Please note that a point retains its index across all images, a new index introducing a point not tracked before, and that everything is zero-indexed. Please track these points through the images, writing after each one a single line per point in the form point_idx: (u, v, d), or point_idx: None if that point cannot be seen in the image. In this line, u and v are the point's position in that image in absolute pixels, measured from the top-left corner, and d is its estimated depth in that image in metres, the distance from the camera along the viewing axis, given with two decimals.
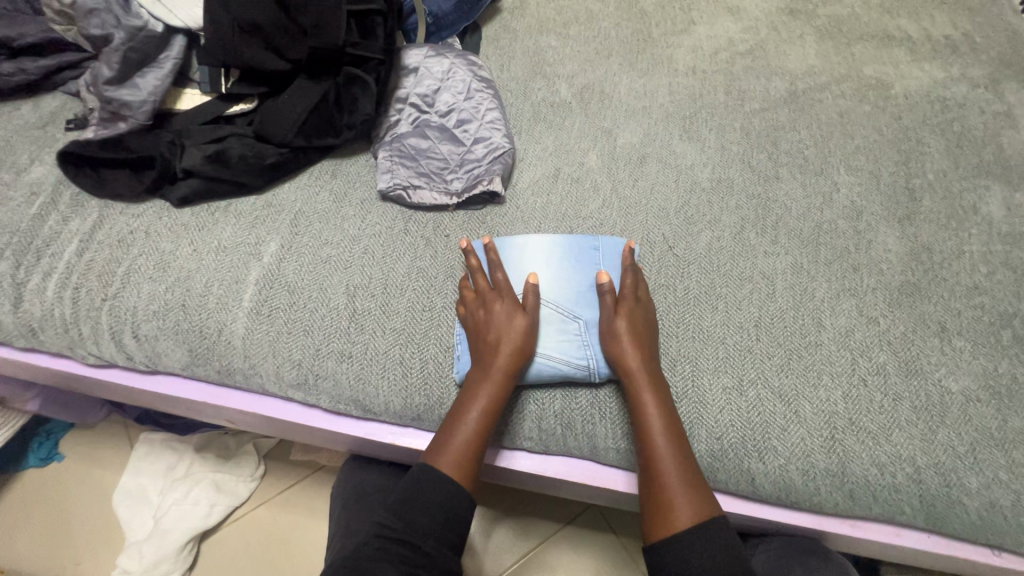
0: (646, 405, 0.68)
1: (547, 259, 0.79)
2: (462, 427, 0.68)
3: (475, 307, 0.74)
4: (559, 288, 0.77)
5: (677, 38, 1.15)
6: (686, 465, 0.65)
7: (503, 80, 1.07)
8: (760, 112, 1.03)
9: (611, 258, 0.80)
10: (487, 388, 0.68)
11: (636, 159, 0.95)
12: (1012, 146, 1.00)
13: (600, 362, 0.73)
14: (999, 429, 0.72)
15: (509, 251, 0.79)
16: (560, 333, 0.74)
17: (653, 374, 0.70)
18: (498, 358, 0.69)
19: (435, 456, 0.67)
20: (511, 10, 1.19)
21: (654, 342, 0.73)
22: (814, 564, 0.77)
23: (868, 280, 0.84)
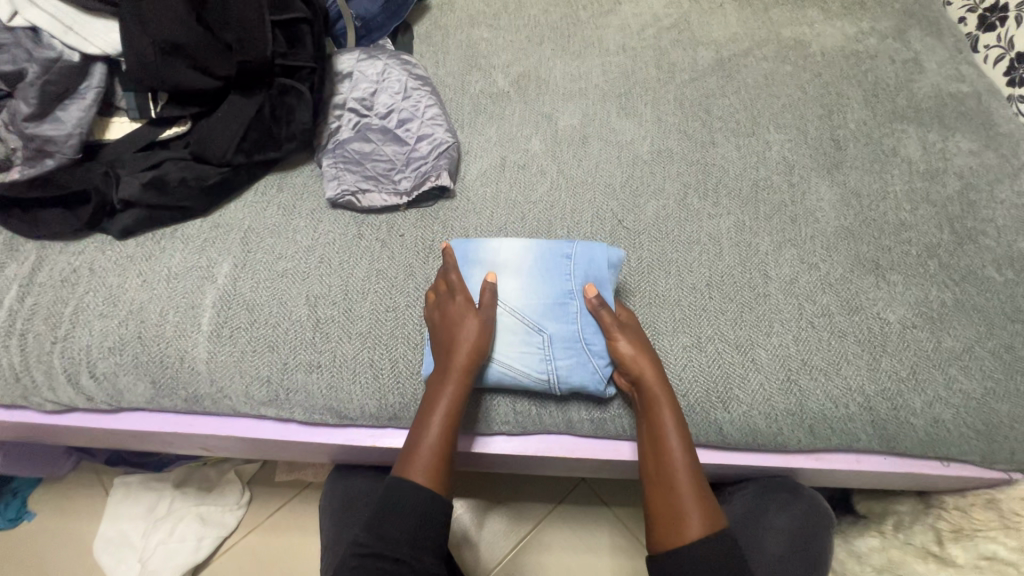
0: (659, 414, 0.69)
1: (519, 265, 0.78)
2: (427, 431, 0.68)
3: (432, 310, 0.75)
4: (527, 298, 0.77)
5: (605, 19, 1.18)
6: (693, 473, 0.66)
7: (440, 77, 1.08)
8: (690, 82, 1.08)
9: (587, 267, 0.77)
10: (448, 387, 0.69)
11: (578, 139, 0.98)
12: (922, 90, 1.07)
13: (559, 378, 0.74)
14: (934, 350, 0.78)
15: (482, 254, 0.79)
16: (523, 345, 0.75)
17: (663, 381, 0.70)
18: (456, 361, 0.70)
19: (405, 463, 0.68)
20: (440, 7, 1.20)
21: (651, 347, 0.74)
22: (787, 501, 0.82)
23: (806, 230, 0.89)
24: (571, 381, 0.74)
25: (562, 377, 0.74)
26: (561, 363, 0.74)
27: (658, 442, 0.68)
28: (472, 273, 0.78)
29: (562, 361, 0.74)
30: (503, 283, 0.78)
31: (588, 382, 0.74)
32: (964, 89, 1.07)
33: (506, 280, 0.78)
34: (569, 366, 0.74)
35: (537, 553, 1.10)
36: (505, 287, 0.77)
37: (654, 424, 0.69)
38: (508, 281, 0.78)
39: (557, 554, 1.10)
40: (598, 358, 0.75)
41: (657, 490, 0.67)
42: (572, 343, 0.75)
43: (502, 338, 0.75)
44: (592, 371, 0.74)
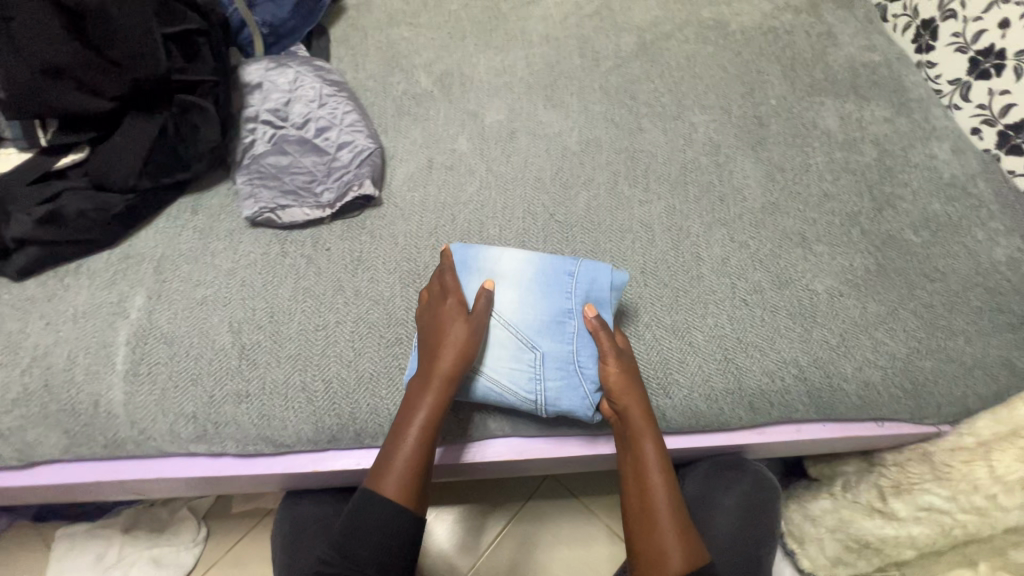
0: (642, 447, 0.69)
1: (519, 276, 0.76)
2: (403, 443, 0.66)
3: (425, 310, 0.74)
4: (523, 313, 0.74)
5: (526, 10, 1.17)
6: (675, 505, 0.67)
7: (360, 80, 1.04)
8: (615, 69, 1.07)
9: (589, 288, 0.75)
10: (427, 395, 0.68)
11: (505, 135, 0.97)
12: (836, 62, 1.10)
13: (547, 400, 0.72)
14: (861, 315, 0.80)
15: (482, 261, 0.76)
16: (513, 361, 0.73)
17: (646, 409, 0.70)
18: (438, 368, 0.68)
19: (379, 475, 0.67)
20: (356, 7, 1.16)
21: (640, 370, 0.73)
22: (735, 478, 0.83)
23: (734, 208, 0.90)
24: (559, 405, 0.72)
25: (551, 400, 0.72)
26: (551, 385, 0.72)
27: (641, 476, 0.68)
28: (469, 281, 0.75)
29: (552, 382, 0.72)
30: (500, 293, 0.75)
31: (577, 408, 0.72)
32: (876, 58, 1.11)
33: (502, 291, 0.75)
34: (559, 389, 0.72)
35: (509, 552, 1.09)
36: (501, 297, 0.75)
37: (636, 458, 0.69)
38: (506, 292, 0.75)
39: (531, 551, 1.09)
40: (590, 380, 0.73)
41: (639, 525, 0.67)
42: (564, 364, 0.73)
43: (491, 350, 0.73)
44: (582, 397, 0.72)
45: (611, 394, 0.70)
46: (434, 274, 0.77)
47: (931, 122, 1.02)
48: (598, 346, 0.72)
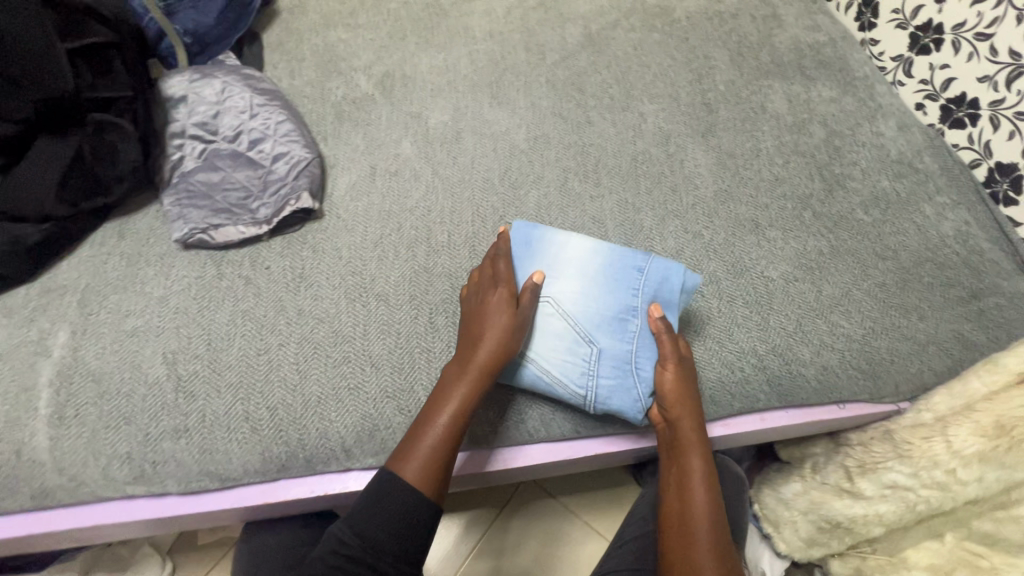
0: (689, 454, 0.69)
1: (582, 265, 0.74)
2: (432, 429, 0.65)
3: (472, 295, 0.73)
4: (584, 305, 0.72)
5: (469, 5, 1.13)
6: (715, 518, 0.67)
7: (297, 87, 0.99)
8: (562, 62, 1.05)
9: (658, 287, 0.73)
10: (463, 383, 0.66)
11: (451, 136, 0.93)
12: (782, 44, 1.09)
13: (597, 396, 0.70)
14: (816, 299, 0.80)
15: (547, 247, 0.75)
16: (566, 352, 0.71)
17: (696, 418, 0.70)
18: (478, 358, 0.67)
19: (401, 456, 0.65)
20: (290, 10, 1.10)
21: (694, 374, 0.72)
22: None
23: (687, 198, 0.88)
24: (608, 403, 0.70)
25: (601, 397, 0.70)
26: (603, 381, 0.71)
27: (684, 484, 0.69)
28: (530, 268, 0.74)
29: (605, 378, 0.71)
30: (561, 283, 0.73)
31: (627, 407, 0.70)
32: (821, 39, 1.11)
33: (561, 277, 0.73)
34: (611, 387, 0.71)
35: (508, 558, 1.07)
36: (561, 283, 0.73)
37: (680, 466, 0.69)
38: (568, 281, 0.73)
39: (519, 554, 1.07)
40: (644, 378, 0.71)
41: (673, 534, 0.67)
42: (621, 362, 0.71)
43: (545, 338, 0.72)
44: (634, 397, 0.71)
45: (663, 396, 0.70)
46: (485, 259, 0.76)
47: (876, 100, 1.02)
48: (659, 344, 0.71)
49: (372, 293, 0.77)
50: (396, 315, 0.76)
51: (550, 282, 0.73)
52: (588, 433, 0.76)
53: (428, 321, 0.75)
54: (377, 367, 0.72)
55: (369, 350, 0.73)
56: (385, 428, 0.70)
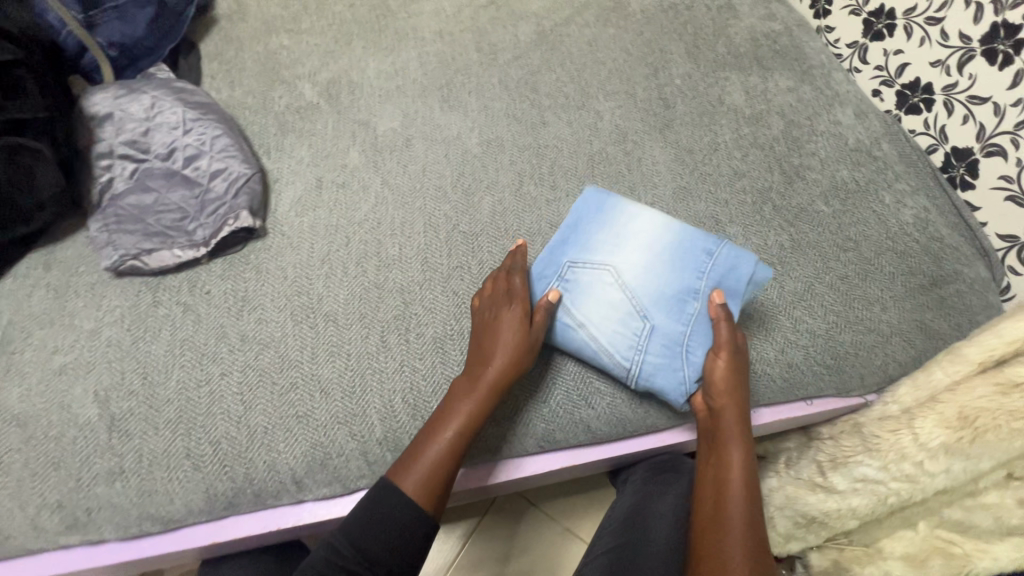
0: (729, 449, 0.66)
1: (650, 241, 0.74)
2: (438, 441, 0.63)
3: (484, 305, 0.72)
4: (646, 280, 0.72)
5: (417, 5, 1.09)
6: (754, 518, 0.61)
7: (236, 98, 0.94)
8: (515, 61, 1.02)
9: (725, 275, 0.72)
10: (472, 398, 0.65)
11: (400, 143, 0.90)
12: (738, 35, 1.08)
13: (641, 371, 0.70)
14: (778, 295, 0.79)
15: (619, 218, 0.76)
16: (619, 323, 0.71)
17: (742, 414, 0.67)
18: (490, 373, 0.66)
19: (404, 465, 0.62)
20: (229, 17, 1.05)
21: (746, 369, 0.70)
22: (671, 480, 0.79)
23: (645, 198, 0.86)
24: (652, 380, 0.69)
25: (645, 373, 0.70)
26: (650, 357, 0.70)
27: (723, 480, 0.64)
28: (601, 239, 0.75)
29: (654, 355, 0.70)
30: (628, 256, 0.73)
31: (670, 387, 0.69)
32: (777, 28, 1.09)
33: (624, 249, 0.74)
34: (657, 365, 0.70)
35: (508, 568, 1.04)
36: (624, 255, 0.73)
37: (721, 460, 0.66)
38: (633, 254, 0.73)
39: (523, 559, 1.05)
40: (694, 361, 0.70)
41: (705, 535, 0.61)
42: (672, 343, 0.70)
43: (599, 305, 0.71)
44: (679, 375, 0.69)
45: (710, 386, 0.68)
46: (501, 268, 0.74)
47: (834, 88, 1.01)
48: (716, 329, 0.70)
49: (320, 314, 0.74)
50: (346, 335, 0.72)
51: (612, 253, 0.74)
52: (553, 447, 0.72)
53: (380, 339, 0.72)
54: (327, 392, 0.69)
55: (318, 375, 0.70)
56: (338, 455, 0.67)
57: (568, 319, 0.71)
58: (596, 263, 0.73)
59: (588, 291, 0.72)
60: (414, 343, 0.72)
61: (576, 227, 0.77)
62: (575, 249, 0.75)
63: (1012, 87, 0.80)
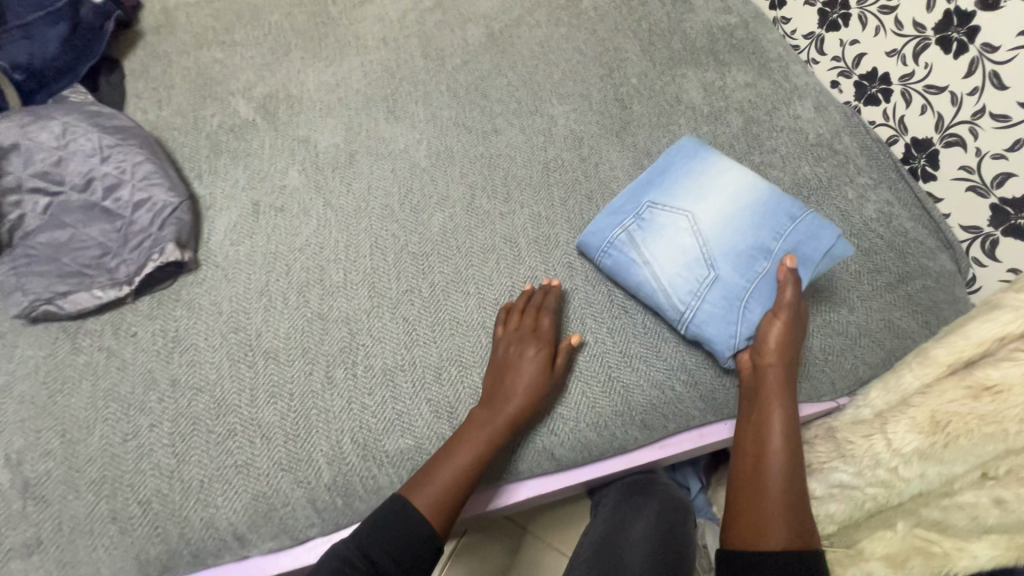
0: (772, 409, 0.63)
1: (733, 195, 0.73)
2: (452, 468, 0.61)
3: (509, 335, 0.69)
4: (722, 231, 0.71)
5: (359, 11, 1.04)
6: (794, 480, 0.60)
7: (163, 117, 0.87)
8: (463, 66, 0.97)
9: (804, 241, 0.70)
10: (488, 432, 0.63)
11: (344, 160, 0.84)
12: (694, 29, 1.04)
13: (693, 320, 0.69)
14: None
15: (707, 166, 0.76)
16: (682, 265, 0.71)
17: (790, 378, 0.65)
18: (510, 412, 0.64)
19: (419, 483, 0.61)
20: (155, 31, 0.98)
21: (804, 334, 0.68)
22: (640, 502, 0.77)
23: (604, 206, 0.82)
24: (703, 328, 0.69)
25: (697, 320, 0.69)
26: (706, 306, 0.69)
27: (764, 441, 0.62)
28: (687, 185, 0.75)
29: (711, 303, 0.69)
30: (709, 205, 0.73)
31: (719, 338, 0.68)
32: (733, 20, 1.05)
33: (705, 198, 0.73)
34: (712, 314, 0.69)
35: None
36: (705, 204, 0.73)
37: (763, 418, 0.64)
38: (714, 204, 0.73)
39: None
40: (750, 319, 0.68)
41: (746, 494, 0.60)
42: (732, 297, 0.69)
43: (666, 246, 0.72)
44: (733, 326, 0.68)
45: (761, 344, 0.66)
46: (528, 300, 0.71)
47: (792, 81, 0.98)
48: (779, 290, 0.68)
49: (258, 351, 0.68)
50: (287, 373, 0.67)
51: (692, 200, 0.74)
52: (516, 477, 0.68)
53: (325, 375, 0.67)
54: (268, 438, 0.64)
55: (258, 419, 0.64)
56: (283, 505, 0.62)
57: (635, 256, 0.72)
58: (675, 206, 0.74)
59: (661, 232, 0.72)
60: (362, 377, 0.68)
61: (664, 171, 0.78)
62: (658, 190, 0.76)
63: (967, 76, 0.78)
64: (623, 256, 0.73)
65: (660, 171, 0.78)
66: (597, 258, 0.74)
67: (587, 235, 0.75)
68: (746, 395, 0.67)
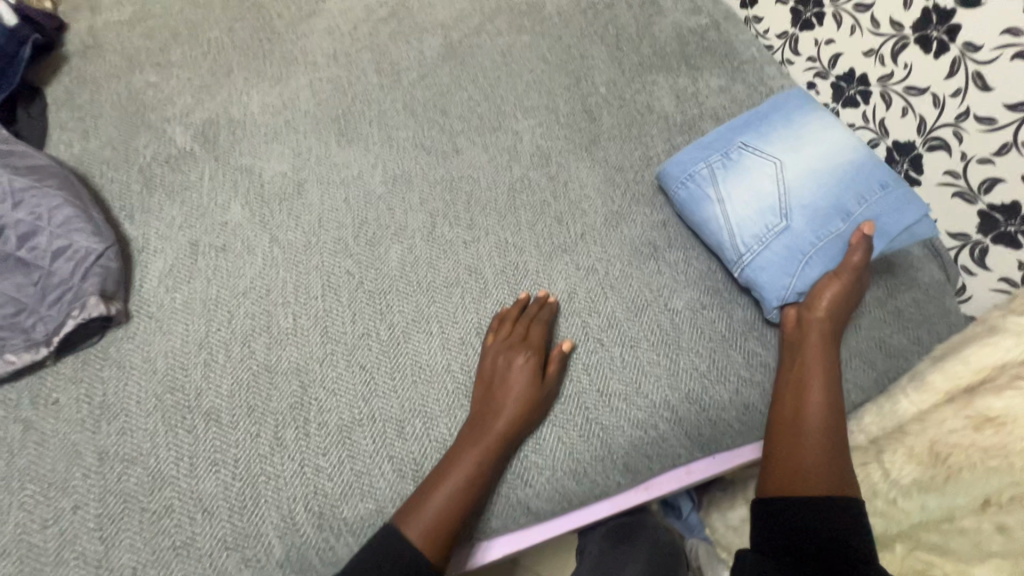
0: (817, 367, 0.63)
1: (826, 156, 0.72)
2: (444, 489, 0.57)
3: (498, 345, 0.65)
4: (806, 184, 0.71)
5: (307, 25, 0.96)
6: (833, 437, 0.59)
7: (89, 151, 0.80)
8: (420, 81, 0.90)
9: (886, 212, 0.68)
10: (478, 450, 0.59)
11: (292, 190, 0.78)
12: (663, 32, 0.98)
13: (750, 265, 0.69)
14: (727, 326, 0.70)
15: (807, 121, 0.75)
16: (755, 208, 0.71)
17: (832, 340, 0.64)
18: (499, 426, 0.60)
19: (410, 507, 0.56)
20: (81, 54, 0.90)
21: (858, 300, 0.67)
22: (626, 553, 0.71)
23: (575, 228, 0.77)
24: (758, 274, 0.69)
25: (755, 264, 0.69)
26: (767, 252, 0.69)
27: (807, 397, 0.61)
28: (782, 136, 0.75)
29: (772, 251, 0.69)
30: (801, 158, 0.72)
31: (772, 286, 0.68)
32: (703, 21, 0.99)
33: (800, 150, 0.73)
34: (771, 261, 0.69)
35: None
36: (798, 157, 0.72)
37: (806, 372, 0.63)
38: (803, 158, 0.72)
39: None
40: (808, 275, 0.67)
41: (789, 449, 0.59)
42: (796, 249, 0.69)
43: (744, 188, 0.72)
44: (788, 277, 0.68)
45: (812, 300, 0.66)
46: (513, 311, 0.68)
47: (767, 84, 0.93)
48: (848, 252, 0.66)
49: (198, 413, 0.61)
50: (231, 437, 0.60)
51: (785, 150, 0.73)
52: (489, 536, 0.63)
53: (274, 436, 0.61)
54: (210, 513, 0.57)
55: (199, 492, 0.58)
56: None
57: (712, 192, 0.73)
58: (766, 153, 0.73)
59: (745, 173, 0.73)
60: (315, 436, 0.61)
61: (765, 118, 0.77)
62: (753, 134, 0.76)
63: (949, 76, 0.74)
64: (699, 190, 0.74)
65: (762, 117, 0.78)
66: (673, 189, 0.76)
67: (671, 165, 0.76)
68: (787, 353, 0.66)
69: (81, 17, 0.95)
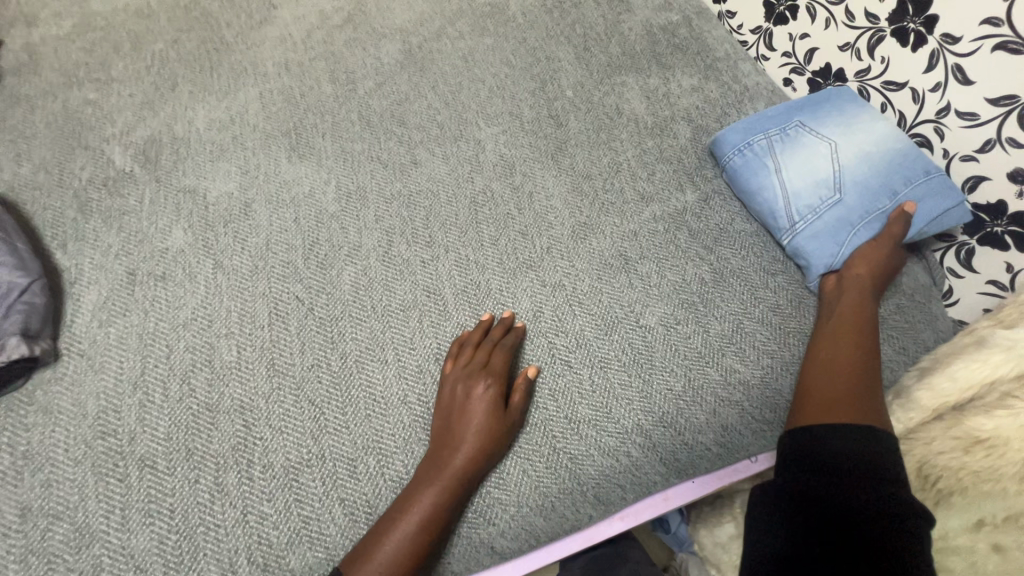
0: (856, 323, 0.63)
1: (880, 139, 0.70)
2: (401, 529, 0.53)
3: (457, 374, 0.61)
4: (856, 162, 0.70)
5: (257, 33, 0.92)
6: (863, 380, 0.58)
7: (21, 175, 0.75)
8: (377, 90, 0.86)
9: (930, 197, 0.67)
10: (432, 490, 0.55)
11: (239, 210, 0.73)
12: (632, 31, 0.94)
13: (799, 234, 0.69)
14: (703, 342, 0.66)
15: (862, 106, 0.74)
16: (808, 181, 0.70)
17: (870, 304, 0.64)
18: (456, 460, 0.56)
19: (362, 552, 0.52)
20: (16, 71, 0.85)
21: (894, 272, 0.67)
22: None
23: (540, 242, 0.73)
24: (804, 243, 0.69)
25: (804, 234, 0.69)
26: (816, 223, 0.69)
27: (841, 352, 0.61)
28: (835, 115, 0.73)
29: (823, 222, 0.69)
30: (854, 137, 0.71)
31: (819, 253, 0.68)
32: (674, 18, 0.95)
33: (856, 133, 0.71)
34: (821, 232, 0.69)
35: None
36: (852, 138, 0.71)
37: (843, 329, 0.62)
38: (856, 138, 0.71)
39: None
40: (856, 243, 0.67)
41: (822, 397, 0.57)
42: (844, 220, 0.68)
43: (799, 161, 0.72)
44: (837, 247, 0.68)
45: (851, 265, 0.66)
46: (471, 335, 0.64)
47: (741, 82, 0.88)
48: (887, 226, 0.67)
49: (131, 460, 0.57)
50: (167, 485, 0.56)
51: (841, 131, 0.72)
52: None
53: (214, 482, 0.56)
54: (142, 570, 0.52)
55: (131, 548, 0.53)
56: None
57: (768, 162, 0.73)
58: (820, 131, 0.73)
59: (801, 148, 0.72)
60: (260, 480, 0.57)
61: (823, 100, 0.76)
62: (811, 113, 0.75)
63: (928, 71, 0.70)
64: (754, 159, 0.73)
65: (821, 98, 0.76)
66: (727, 156, 0.76)
67: (728, 132, 0.76)
68: (825, 310, 0.66)
69: (16, 32, 0.90)
